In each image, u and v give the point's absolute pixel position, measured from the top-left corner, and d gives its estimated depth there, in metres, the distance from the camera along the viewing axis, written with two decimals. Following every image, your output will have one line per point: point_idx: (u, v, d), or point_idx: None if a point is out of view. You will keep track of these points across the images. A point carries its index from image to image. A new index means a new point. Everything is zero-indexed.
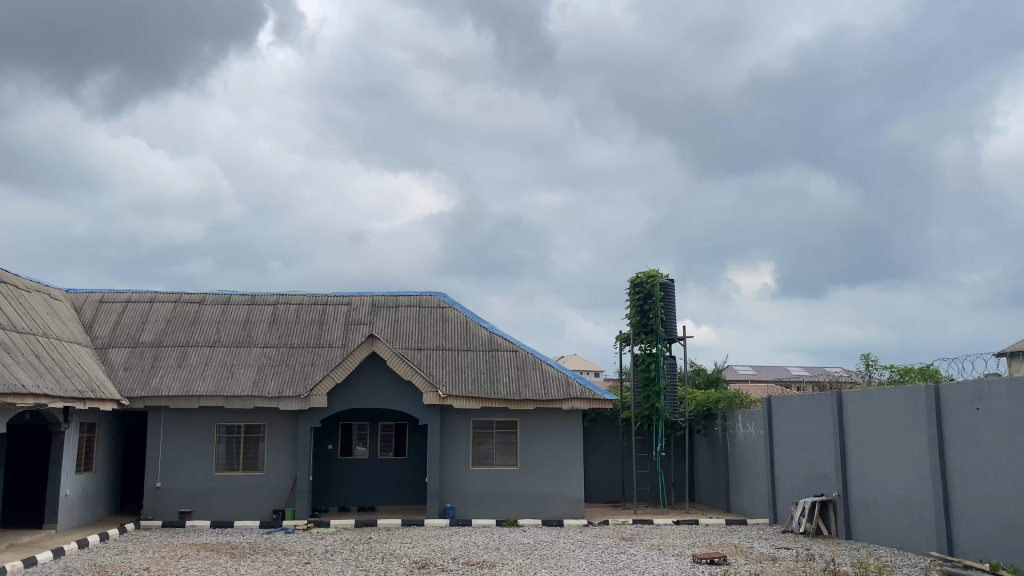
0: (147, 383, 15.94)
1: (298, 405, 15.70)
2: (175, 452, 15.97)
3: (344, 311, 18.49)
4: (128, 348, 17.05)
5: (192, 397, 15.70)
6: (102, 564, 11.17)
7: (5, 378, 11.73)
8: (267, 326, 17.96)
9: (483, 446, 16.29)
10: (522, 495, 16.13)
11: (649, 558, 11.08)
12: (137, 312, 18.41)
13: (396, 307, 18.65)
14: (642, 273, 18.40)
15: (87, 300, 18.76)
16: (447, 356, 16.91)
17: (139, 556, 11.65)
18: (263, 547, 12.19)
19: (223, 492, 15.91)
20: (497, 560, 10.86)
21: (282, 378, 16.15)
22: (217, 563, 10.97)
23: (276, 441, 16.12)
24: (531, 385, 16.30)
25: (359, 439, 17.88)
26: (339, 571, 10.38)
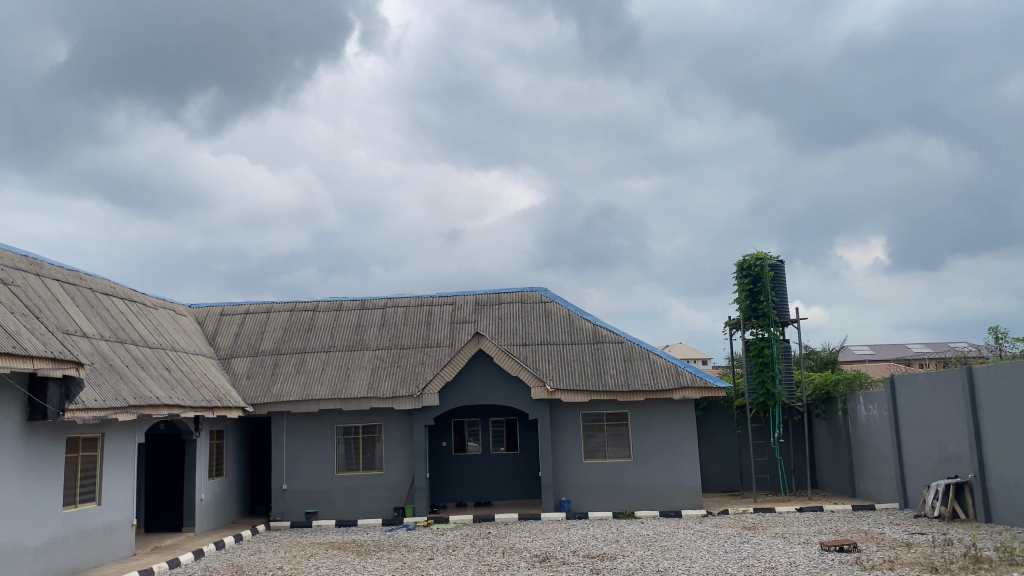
0: (270, 390, 16.65)
1: (411, 405, 16.05)
2: (298, 454, 16.62)
3: (449, 311, 18.79)
4: (249, 357, 17.86)
5: (312, 401, 16.28)
6: (239, 564, 11.71)
7: (142, 392, 12.46)
8: (378, 329, 18.45)
9: (594, 439, 16.27)
10: (638, 486, 16.01)
11: (774, 547, 10.82)
12: (255, 322, 19.26)
13: (499, 304, 18.80)
14: (750, 256, 17.94)
15: (209, 314, 19.77)
16: (554, 350, 16.95)
17: (273, 556, 12.17)
18: (387, 544, 12.53)
19: (345, 492, 16.44)
20: (618, 552, 10.81)
21: (395, 379, 16.55)
22: (346, 561, 11.34)
23: (392, 440, 16.54)
24: (640, 375, 16.13)
25: (471, 436, 18.15)
26: (461, 566, 10.55)
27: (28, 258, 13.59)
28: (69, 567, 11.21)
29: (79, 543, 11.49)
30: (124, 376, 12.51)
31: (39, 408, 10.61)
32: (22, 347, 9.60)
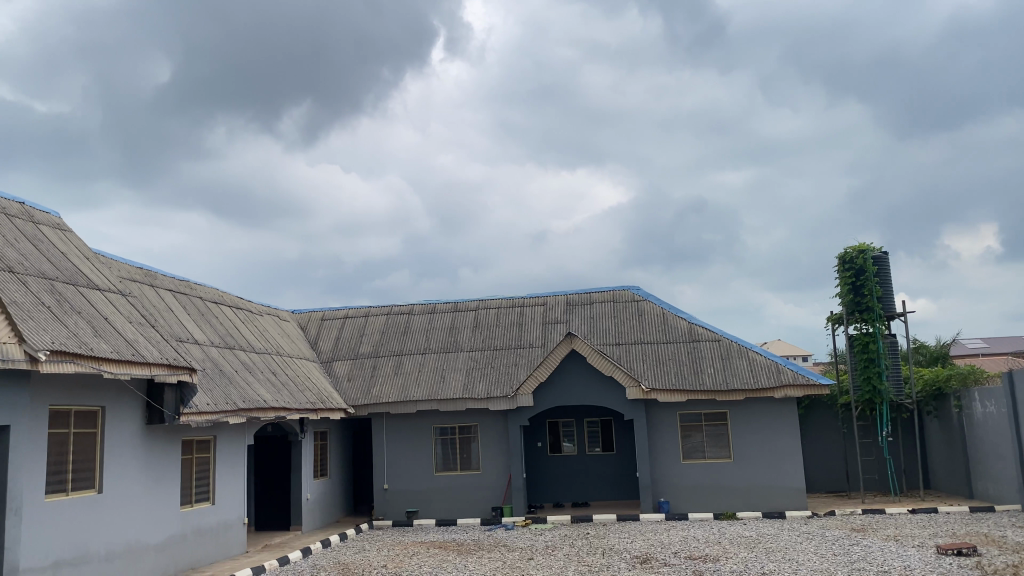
0: (369, 392, 17.08)
1: (507, 405, 16.17)
2: (398, 454, 16.97)
3: (541, 312, 18.84)
4: (349, 360, 18.37)
5: (410, 402, 16.60)
6: (345, 562, 12.05)
7: (250, 395, 12.99)
8: (472, 331, 18.67)
9: (693, 439, 16.02)
10: (739, 487, 15.68)
11: (886, 550, 10.41)
12: (353, 326, 19.79)
13: (592, 304, 18.73)
14: (852, 248, 17.34)
15: (311, 319, 20.43)
16: (648, 350, 16.78)
17: (377, 554, 12.48)
18: (487, 544, 12.67)
19: (444, 491, 16.70)
20: (721, 554, 10.62)
21: (490, 380, 16.70)
22: (447, 560, 11.52)
23: (489, 441, 16.70)
24: (738, 374, 15.80)
25: (567, 436, 18.15)
26: (561, 566, 10.57)
27: (143, 269, 14.36)
28: (187, 563, 11.78)
29: (195, 541, 12.05)
30: (233, 380, 13.06)
31: (157, 412, 11.19)
32: (140, 355, 10.16)
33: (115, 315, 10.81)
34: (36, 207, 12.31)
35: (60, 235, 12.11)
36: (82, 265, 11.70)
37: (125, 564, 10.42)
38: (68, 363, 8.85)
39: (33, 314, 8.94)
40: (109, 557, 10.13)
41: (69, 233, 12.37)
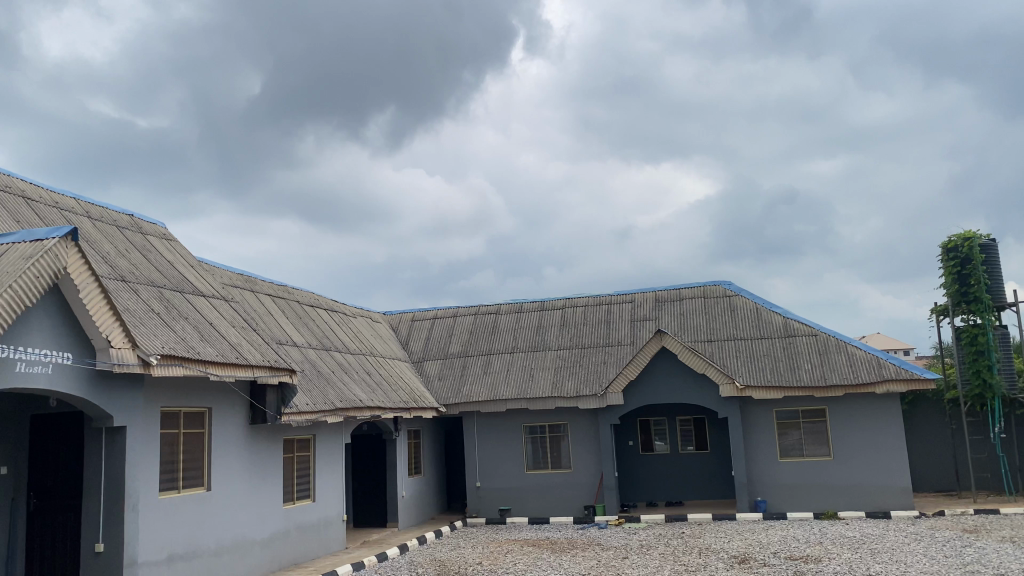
0: (460, 391, 17.29)
1: (597, 403, 16.10)
2: (489, 453, 17.13)
3: (630, 309, 18.68)
4: (439, 360, 18.64)
5: (500, 401, 16.72)
6: (441, 559, 12.24)
7: (346, 395, 13.33)
8: (560, 329, 18.66)
9: (790, 437, 15.62)
10: (839, 486, 15.20)
11: (1002, 552, 9.91)
12: (442, 327, 20.07)
13: (681, 301, 18.46)
14: (957, 236, 16.56)
15: (401, 320, 20.82)
16: (741, 346, 16.43)
17: (472, 551, 12.64)
18: (581, 543, 12.66)
19: (536, 490, 16.76)
20: (823, 555, 10.32)
21: (580, 378, 16.66)
22: (541, 558, 11.56)
23: (580, 439, 16.67)
24: (837, 369, 15.30)
25: (658, 435, 17.96)
26: (657, 565, 10.46)
27: (243, 275, 14.93)
28: (291, 559, 12.18)
29: (298, 537, 12.46)
30: (330, 381, 13.44)
31: (260, 412, 11.61)
32: (243, 357, 10.57)
33: (218, 320, 11.28)
34: (144, 219, 12.96)
35: (166, 244, 12.72)
36: (187, 273, 12.25)
37: (233, 559, 10.87)
38: (178, 366, 9.27)
39: (145, 321, 9.42)
40: (218, 552, 10.58)
41: (174, 243, 12.98)
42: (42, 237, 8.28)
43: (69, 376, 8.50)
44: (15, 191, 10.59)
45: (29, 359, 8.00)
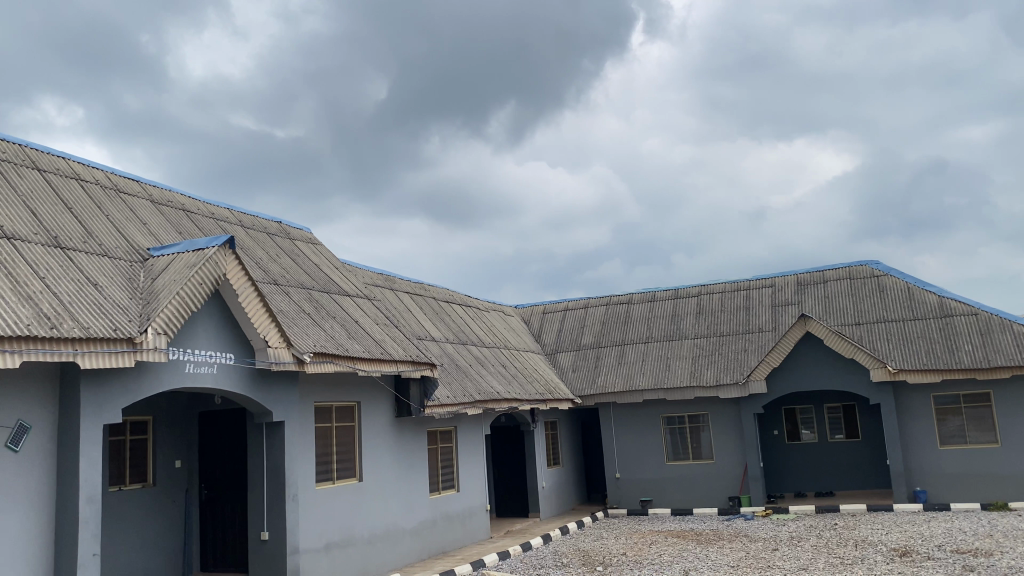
0: (595, 382, 17.28)
1: (738, 392, 15.67)
2: (628, 444, 17.03)
3: (769, 294, 18.08)
4: (574, 352, 18.69)
5: (637, 392, 16.58)
6: (585, 549, 12.29)
7: (484, 388, 13.59)
8: (696, 317, 18.29)
9: (950, 423, 14.68)
10: (1009, 475, 14.16)
11: None
12: (575, 318, 20.10)
13: (824, 283, 17.68)
14: None
15: (534, 313, 21.01)
16: (892, 328, 15.57)
17: (616, 542, 12.61)
18: (727, 534, 12.39)
19: (678, 480, 16.53)
20: (994, 548, 9.65)
21: (719, 367, 16.26)
22: (687, 549, 11.39)
23: (721, 428, 16.29)
24: (1001, 350, 14.23)
25: (805, 423, 17.31)
26: (810, 558, 10.08)
27: (382, 275, 15.49)
28: (438, 548, 12.56)
29: (445, 526, 12.83)
30: (468, 374, 13.73)
31: (405, 405, 12.00)
32: (387, 353, 10.96)
33: (363, 318, 11.74)
34: (291, 225, 13.67)
35: (311, 248, 13.37)
36: (332, 274, 12.82)
37: (385, 547, 11.31)
38: (328, 363, 9.73)
39: (296, 321, 9.94)
40: (372, 540, 11.04)
41: (319, 246, 13.62)
42: (204, 246, 8.88)
43: (232, 374, 9.10)
44: (176, 205, 11.40)
45: (197, 360, 8.62)
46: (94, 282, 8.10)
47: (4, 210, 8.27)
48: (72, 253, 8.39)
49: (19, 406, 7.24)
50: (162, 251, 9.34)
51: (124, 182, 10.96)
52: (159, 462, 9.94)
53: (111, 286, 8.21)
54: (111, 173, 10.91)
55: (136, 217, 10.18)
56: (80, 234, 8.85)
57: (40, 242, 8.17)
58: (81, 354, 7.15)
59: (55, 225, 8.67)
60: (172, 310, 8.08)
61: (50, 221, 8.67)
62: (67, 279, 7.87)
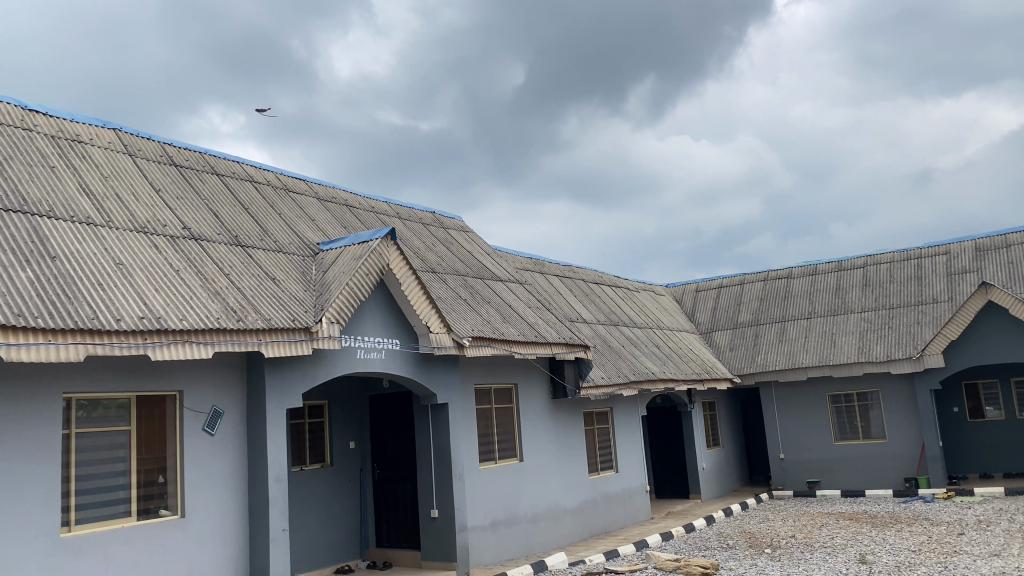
0: (754, 360, 16.81)
1: (912, 367, 14.74)
2: (792, 423, 16.46)
3: (944, 263, 16.86)
4: (730, 330, 18.23)
5: (800, 369, 15.97)
6: (751, 531, 12.00)
7: (640, 368, 13.52)
8: (862, 290, 17.35)
9: None
10: None
11: None
12: (730, 295, 19.58)
13: (1007, 248, 16.29)
14: None
15: (686, 291, 20.64)
16: None
17: (784, 524, 12.24)
18: (905, 517, 11.74)
19: (847, 461, 15.83)
20: None
21: (889, 341, 15.37)
22: (862, 532, 10.89)
23: (893, 406, 15.41)
24: None
25: (989, 400, 16.11)
26: (1002, 543, 9.38)
27: (533, 259, 15.69)
28: (600, 528, 12.65)
29: (606, 506, 12.89)
30: (623, 355, 13.69)
31: (561, 387, 12.11)
32: (543, 336, 11.11)
33: (517, 302, 11.95)
34: (444, 215, 14.07)
35: (465, 236, 13.72)
36: (485, 260, 13.10)
37: (549, 526, 11.51)
38: (487, 346, 9.99)
39: (455, 307, 10.26)
40: (535, 520, 11.26)
41: (471, 234, 13.95)
42: (368, 239, 9.29)
43: (399, 359, 9.50)
44: (339, 201, 12.01)
45: (366, 346, 9.06)
46: (273, 277, 8.67)
47: (191, 214, 8.99)
48: (252, 250, 9.03)
49: (213, 392, 7.88)
50: (330, 245, 9.86)
51: (292, 182, 11.64)
52: (336, 444, 10.56)
53: (287, 280, 8.77)
54: (279, 174, 11.62)
55: (305, 214, 10.79)
56: (257, 232, 9.49)
57: (223, 241, 8.83)
58: (265, 344, 7.68)
59: (235, 225, 9.34)
60: (343, 300, 8.52)
61: (230, 222, 9.36)
62: (249, 275, 8.46)
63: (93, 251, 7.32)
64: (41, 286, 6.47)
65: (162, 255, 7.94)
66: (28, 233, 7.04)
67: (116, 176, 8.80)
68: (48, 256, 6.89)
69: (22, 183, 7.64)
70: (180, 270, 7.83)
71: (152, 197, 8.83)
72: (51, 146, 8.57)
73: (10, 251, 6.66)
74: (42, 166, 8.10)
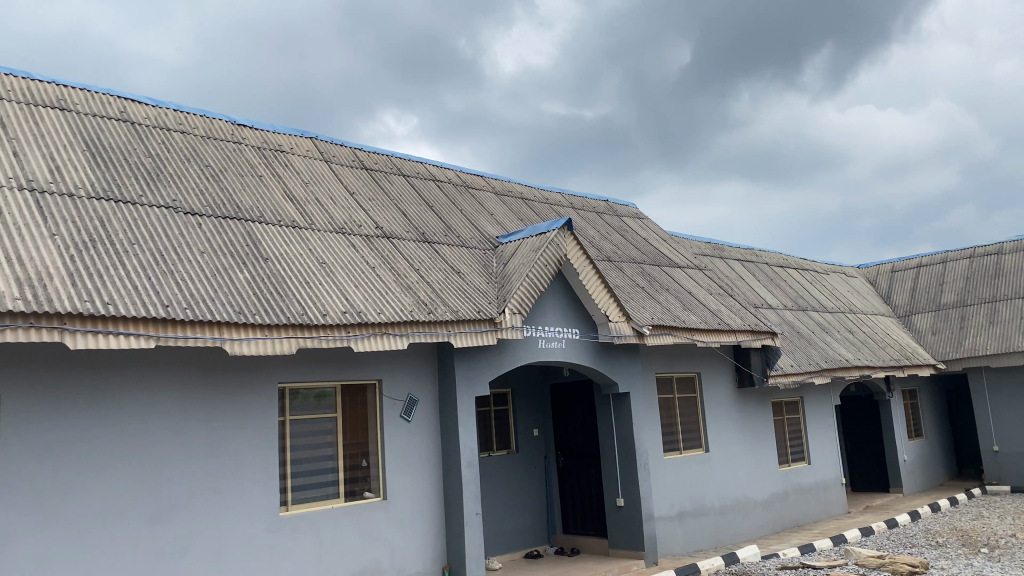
0: (961, 345, 15.53)
1: None
2: (1007, 413, 15.07)
3: None
4: (932, 313, 16.95)
5: (1015, 353, 14.52)
6: (963, 528, 11.12)
7: (831, 355, 12.86)
8: None
9: None
10: None
11: None
12: (931, 275, 18.19)
13: None
14: None
15: (880, 272, 19.39)
16: None
17: (1001, 522, 11.25)
18: None
19: None
20: None
21: None
22: None
23: None
24: None
25: None
26: None
27: (712, 244, 15.30)
28: (793, 521, 12.19)
29: (798, 499, 12.39)
30: (813, 341, 13.07)
31: (746, 375, 11.73)
32: (726, 323, 10.81)
33: (697, 289, 11.69)
34: (619, 203, 14.02)
35: (641, 223, 13.60)
36: (662, 247, 12.92)
37: (738, 518, 11.22)
38: (668, 335, 9.87)
39: (634, 296, 10.20)
40: (724, 511, 11.01)
41: (648, 221, 13.80)
42: (546, 231, 9.40)
43: (580, 348, 9.57)
44: (516, 194, 12.25)
45: (548, 336, 9.19)
46: (458, 271, 8.99)
47: (383, 214, 9.49)
48: (438, 245, 9.41)
49: (408, 381, 8.28)
50: (509, 238, 10.07)
51: (470, 178, 12.00)
52: (521, 431, 10.81)
53: (471, 273, 9.06)
54: (459, 172, 12.03)
55: (484, 209, 11.11)
56: (442, 228, 9.87)
57: (412, 238, 9.25)
58: (454, 335, 7.98)
59: (422, 222, 9.77)
60: (524, 291, 8.70)
61: (417, 219, 9.79)
62: (437, 270, 8.82)
63: (299, 253, 7.90)
64: (256, 286, 7.05)
65: (359, 253, 8.44)
66: (243, 237, 7.70)
67: (315, 182, 9.43)
68: (261, 258, 7.51)
69: (236, 192, 8.36)
70: (376, 267, 8.28)
71: (348, 200, 9.40)
72: (258, 157, 9.32)
73: (230, 255, 7.31)
74: (252, 176, 8.83)
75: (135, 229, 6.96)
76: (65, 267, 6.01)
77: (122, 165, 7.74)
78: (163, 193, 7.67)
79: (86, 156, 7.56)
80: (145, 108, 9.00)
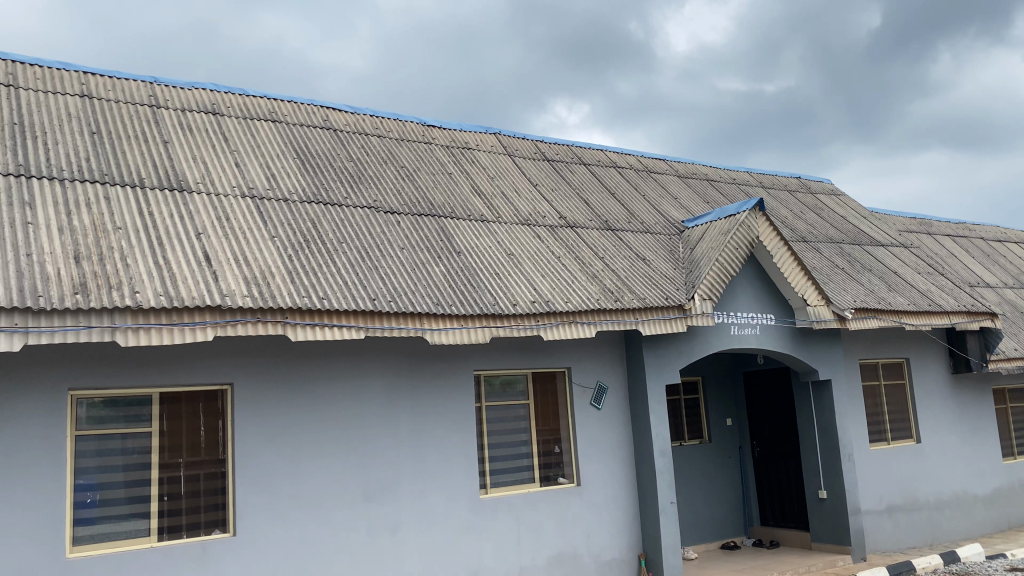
0: None
1: None
2: None
3: None
4: None
5: None
6: None
7: None
8: None
9: None
10: None
11: None
12: None
13: None
14: None
15: None
16: None
17: None
18: None
19: None
20: None
21: None
22: None
23: None
24: None
25: None
26: None
27: (917, 220, 14.23)
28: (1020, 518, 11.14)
29: None
30: None
31: (962, 360, 10.83)
32: (938, 304, 10.02)
33: (904, 268, 10.92)
34: (811, 180, 13.35)
35: (836, 200, 12.88)
36: (861, 224, 12.17)
37: (955, 513, 10.40)
38: (872, 318, 9.30)
39: (833, 278, 9.69)
40: (939, 506, 10.25)
41: (844, 197, 13.05)
42: (735, 213, 9.12)
43: (776, 334, 9.22)
44: (701, 176, 11.98)
45: (740, 323, 8.93)
46: (643, 258, 8.92)
47: (566, 204, 9.58)
48: (622, 232, 9.39)
49: (598, 369, 8.32)
50: (695, 221, 9.86)
51: (653, 163, 11.87)
52: (713, 420, 10.58)
53: (657, 259, 8.96)
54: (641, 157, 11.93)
55: (668, 193, 10.95)
56: (626, 215, 9.83)
57: (595, 226, 9.29)
58: (642, 322, 7.93)
59: (605, 210, 9.77)
60: (714, 276, 8.49)
61: (600, 207, 9.82)
62: (622, 257, 8.80)
63: (488, 246, 8.15)
64: (451, 278, 7.36)
65: (545, 243, 8.58)
66: (437, 233, 8.05)
67: (500, 176, 9.69)
68: (454, 252, 7.82)
69: (428, 190, 8.74)
70: (562, 257, 8.39)
71: (531, 192, 9.58)
72: (447, 155, 9.69)
73: (426, 249, 7.67)
74: (441, 173, 9.20)
75: (341, 228, 7.45)
76: (283, 266, 6.55)
77: (327, 169, 8.32)
78: (365, 194, 8.16)
79: (296, 163, 8.19)
80: (344, 115, 9.61)
